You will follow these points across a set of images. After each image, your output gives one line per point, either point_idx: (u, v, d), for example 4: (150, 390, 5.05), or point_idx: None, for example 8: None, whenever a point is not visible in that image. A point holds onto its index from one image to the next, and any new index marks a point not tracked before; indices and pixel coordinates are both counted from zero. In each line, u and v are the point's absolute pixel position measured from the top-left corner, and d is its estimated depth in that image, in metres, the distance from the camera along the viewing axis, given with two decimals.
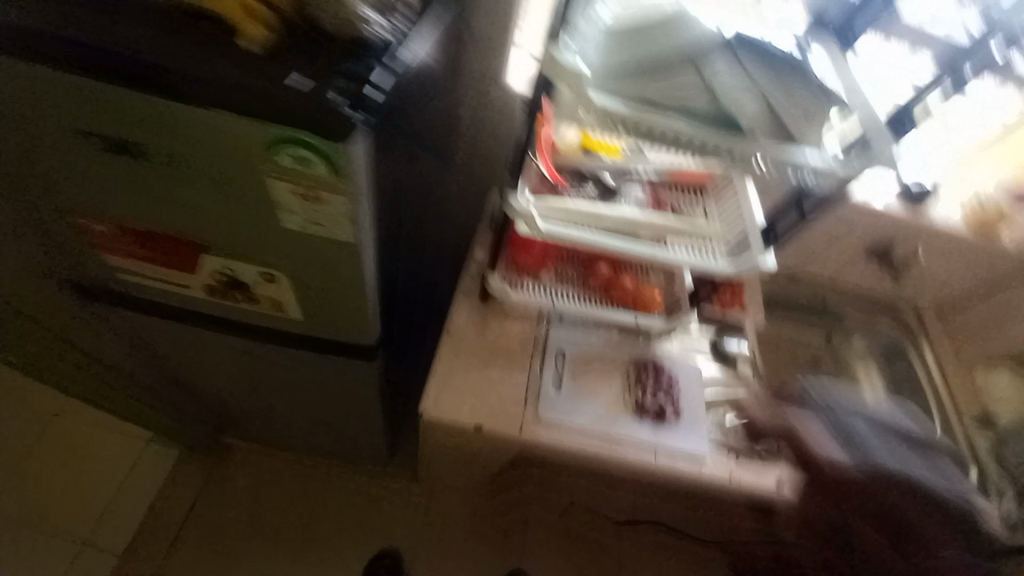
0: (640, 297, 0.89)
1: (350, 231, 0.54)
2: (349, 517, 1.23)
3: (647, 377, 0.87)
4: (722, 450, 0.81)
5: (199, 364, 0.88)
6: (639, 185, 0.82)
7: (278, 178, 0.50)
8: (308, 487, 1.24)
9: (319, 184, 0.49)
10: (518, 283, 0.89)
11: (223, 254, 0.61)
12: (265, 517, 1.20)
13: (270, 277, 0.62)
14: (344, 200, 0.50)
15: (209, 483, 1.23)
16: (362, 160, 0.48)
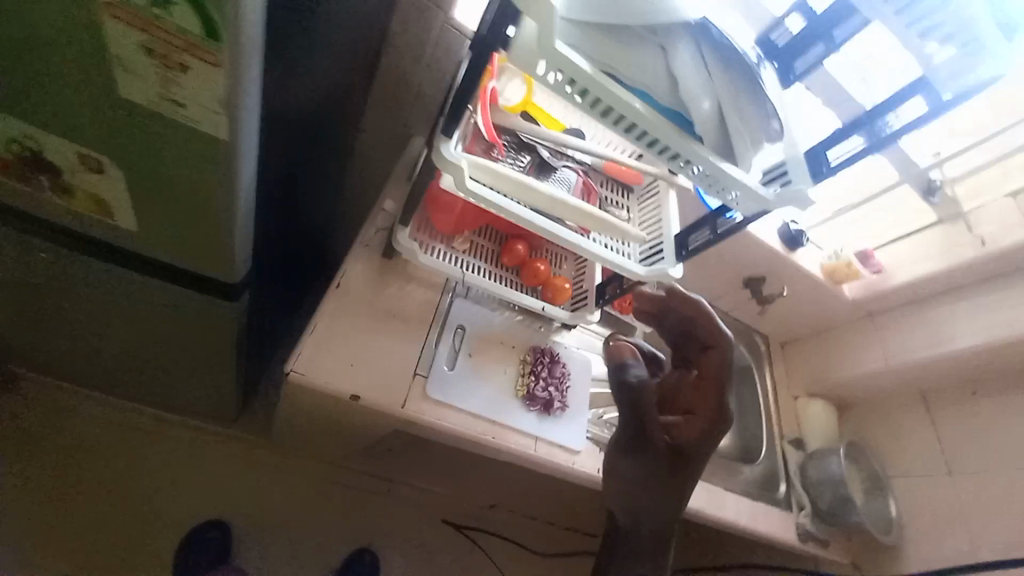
0: (551, 284, 0.87)
1: (220, 127, 0.40)
2: (172, 479, 1.02)
3: (541, 366, 0.85)
4: (595, 445, 0.84)
5: None
6: (572, 170, 0.79)
7: (107, 21, 0.34)
8: (121, 442, 1.01)
9: (178, 40, 0.34)
10: (428, 246, 0.81)
11: (13, 113, 0.42)
12: (51, 482, 0.94)
13: (97, 164, 0.46)
14: (219, 77, 0.37)
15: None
16: (256, 40, 0.36)
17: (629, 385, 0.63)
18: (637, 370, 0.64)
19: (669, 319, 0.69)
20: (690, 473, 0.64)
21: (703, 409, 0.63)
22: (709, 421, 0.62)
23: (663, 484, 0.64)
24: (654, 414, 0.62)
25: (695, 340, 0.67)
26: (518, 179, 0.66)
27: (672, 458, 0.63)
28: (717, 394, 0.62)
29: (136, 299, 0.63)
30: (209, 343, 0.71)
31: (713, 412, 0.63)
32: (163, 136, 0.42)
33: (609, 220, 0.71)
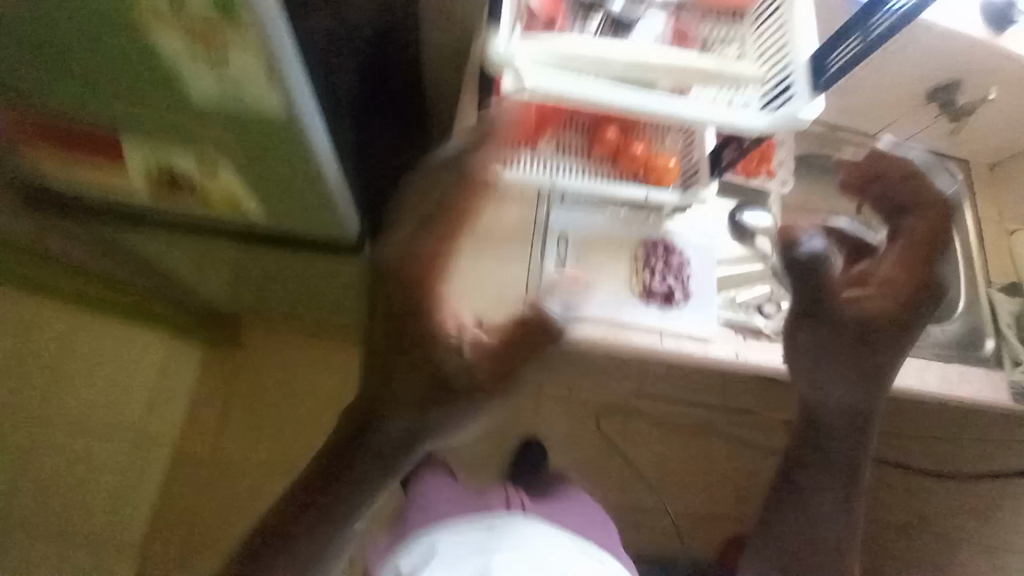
0: (650, 161, 0.78)
1: (275, 101, 0.40)
2: None
3: (656, 258, 0.81)
4: (730, 329, 0.80)
5: (203, 270, 0.84)
6: (659, 18, 0.64)
7: (161, 31, 0.35)
8: (340, 373, 1.26)
9: (208, 33, 0.34)
10: (510, 158, 0.78)
11: (148, 143, 0.47)
12: (309, 411, 1.24)
13: (209, 167, 0.49)
14: (254, 51, 0.36)
15: (250, 373, 1.26)
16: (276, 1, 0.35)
17: (800, 264, 0.54)
18: (817, 243, 0.54)
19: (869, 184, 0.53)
20: (881, 347, 0.53)
21: (891, 278, 0.50)
22: (893, 292, 0.50)
23: (842, 360, 0.55)
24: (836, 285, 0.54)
25: (890, 204, 0.52)
26: (589, 54, 0.56)
27: (845, 326, 0.53)
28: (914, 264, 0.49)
29: (311, 270, 0.75)
30: (355, 291, 0.83)
31: (909, 279, 0.49)
32: (242, 126, 0.43)
33: (716, 70, 0.57)
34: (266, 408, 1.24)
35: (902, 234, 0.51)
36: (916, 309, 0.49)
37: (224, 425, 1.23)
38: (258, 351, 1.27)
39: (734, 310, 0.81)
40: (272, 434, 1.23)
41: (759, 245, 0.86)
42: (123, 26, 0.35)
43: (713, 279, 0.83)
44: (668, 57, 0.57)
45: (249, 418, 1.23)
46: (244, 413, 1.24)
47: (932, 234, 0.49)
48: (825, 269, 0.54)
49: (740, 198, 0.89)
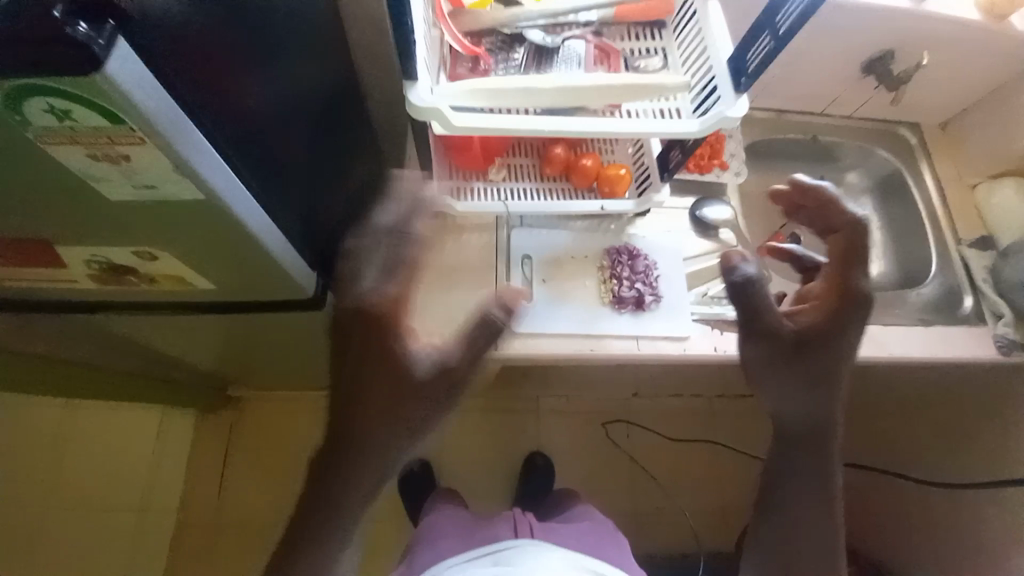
0: (603, 173, 0.79)
1: (192, 190, 0.41)
2: None
3: (622, 265, 0.80)
4: (708, 325, 0.79)
5: (180, 341, 0.86)
6: (580, 40, 0.64)
7: (63, 148, 0.36)
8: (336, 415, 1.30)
9: (109, 140, 0.35)
10: (463, 190, 0.79)
11: (81, 244, 0.47)
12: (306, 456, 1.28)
13: (144, 256, 0.49)
14: (157, 150, 0.36)
15: (248, 428, 1.29)
16: (169, 101, 0.36)
17: (737, 284, 0.58)
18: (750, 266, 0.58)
19: (801, 214, 0.67)
20: (825, 352, 0.58)
21: (826, 289, 0.60)
22: (830, 303, 0.59)
23: (792, 371, 0.57)
24: (771, 305, 0.58)
25: (818, 227, 0.66)
26: (514, 87, 0.56)
27: (794, 338, 0.58)
28: (842, 276, 0.60)
29: (280, 330, 0.76)
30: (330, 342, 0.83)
31: (839, 286, 0.60)
32: (167, 217, 0.44)
33: (637, 84, 0.58)
34: (267, 459, 1.28)
35: (837, 245, 0.62)
36: (853, 313, 0.59)
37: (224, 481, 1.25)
38: (253, 406, 1.31)
39: (709, 305, 0.81)
40: (272, 482, 1.25)
41: (722, 237, 0.87)
42: (21, 145, 0.35)
43: (682, 279, 0.82)
44: (593, 79, 0.58)
45: (250, 474, 1.26)
46: (245, 467, 1.26)
47: (853, 248, 0.61)
48: (761, 290, 0.58)
49: (700, 193, 0.89)
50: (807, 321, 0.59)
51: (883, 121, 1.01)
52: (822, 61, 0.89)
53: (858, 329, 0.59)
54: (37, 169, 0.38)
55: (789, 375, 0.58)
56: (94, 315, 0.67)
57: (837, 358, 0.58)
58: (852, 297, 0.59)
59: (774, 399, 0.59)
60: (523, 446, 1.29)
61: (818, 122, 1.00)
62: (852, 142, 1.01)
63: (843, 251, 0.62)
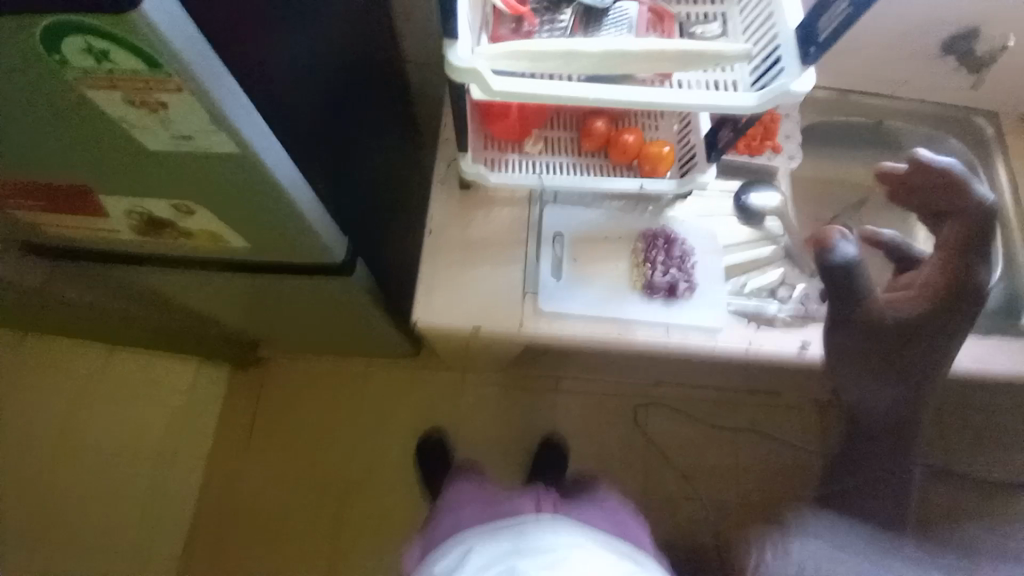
0: (644, 151, 0.75)
1: (226, 142, 0.40)
2: (401, 401, 1.32)
3: (656, 250, 0.77)
4: (744, 318, 0.76)
5: (212, 299, 0.88)
6: (632, 2, 0.60)
7: (102, 92, 0.35)
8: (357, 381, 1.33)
9: (144, 85, 0.34)
10: (496, 162, 0.76)
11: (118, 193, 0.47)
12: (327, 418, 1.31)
13: (179, 209, 0.49)
14: (193, 98, 0.36)
15: (274, 387, 1.34)
16: (204, 47, 0.34)
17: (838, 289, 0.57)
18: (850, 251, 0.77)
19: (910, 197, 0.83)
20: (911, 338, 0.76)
21: (926, 286, 0.77)
22: None
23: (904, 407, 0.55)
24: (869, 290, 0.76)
25: None
26: (560, 49, 0.53)
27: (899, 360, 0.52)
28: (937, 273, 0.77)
29: (307, 295, 0.76)
30: (355, 311, 0.83)
31: None
32: (201, 170, 0.43)
33: (691, 51, 0.54)
34: (290, 419, 1.32)
35: None
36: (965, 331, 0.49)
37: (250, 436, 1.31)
38: (279, 366, 1.35)
39: (746, 299, 0.77)
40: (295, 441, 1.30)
41: (767, 226, 0.83)
42: (53, 83, 0.35)
43: (719, 269, 0.78)
44: (647, 44, 0.54)
45: (274, 433, 1.31)
46: (270, 424, 1.31)
47: None
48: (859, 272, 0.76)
49: (746, 179, 0.85)
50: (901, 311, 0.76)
51: (958, 107, 0.92)
52: (894, 36, 0.82)
53: (952, 327, 0.75)
54: (76, 114, 0.37)
55: (867, 352, 0.77)
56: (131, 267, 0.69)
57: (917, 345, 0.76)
58: (950, 294, 0.76)
59: (850, 375, 0.79)
60: (540, 424, 1.30)
61: (880, 107, 0.93)
62: (918, 131, 0.93)
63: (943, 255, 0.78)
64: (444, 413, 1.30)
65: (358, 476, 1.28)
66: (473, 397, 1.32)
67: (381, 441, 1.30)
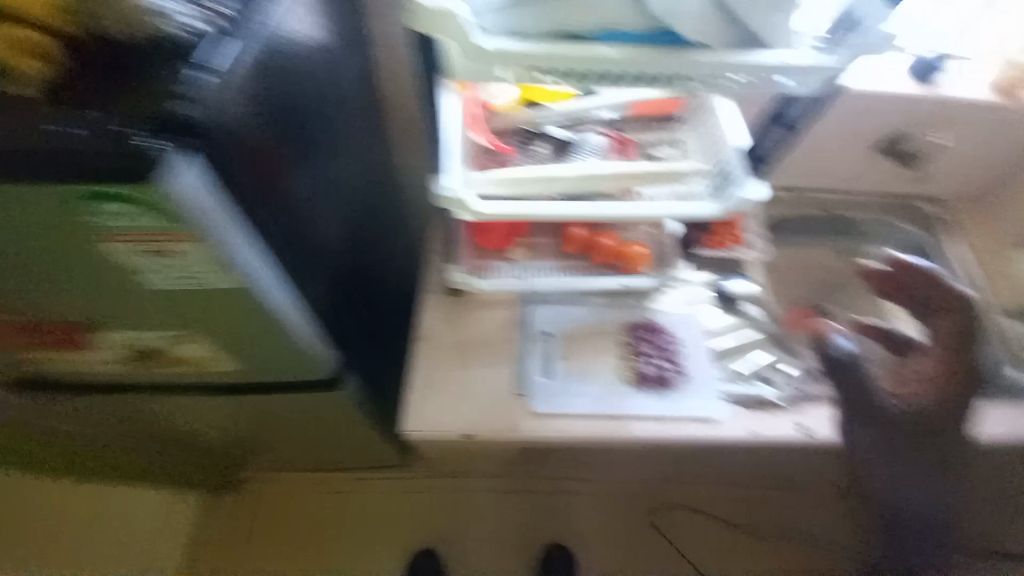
0: (624, 252, 0.80)
1: (227, 278, 0.48)
2: (393, 519, 1.22)
3: (643, 342, 0.79)
4: (738, 404, 0.75)
5: (197, 422, 0.84)
6: (597, 133, 0.69)
7: (132, 251, 0.44)
8: (343, 500, 1.24)
9: (162, 237, 0.42)
10: (485, 271, 0.80)
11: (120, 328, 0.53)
12: (309, 543, 1.21)
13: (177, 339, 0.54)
14: (202, 246, 0.44)
15: (252, 513, 1.23)
16: (219, 197, 0.42)
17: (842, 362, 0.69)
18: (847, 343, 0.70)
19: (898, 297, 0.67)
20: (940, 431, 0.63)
21: (936, 365, 0.63)
22: (933, 378, 0.63)
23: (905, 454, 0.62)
24: None
25: (923, 305, 0.65)
26: (535, 176, 0.60)
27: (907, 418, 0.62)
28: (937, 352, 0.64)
29: (295, 411, 0.74)
30: (346, 423, 0.81)
31: (955, 371, 0.61)
32: (199, 303, 0.50)
33: (652, 171, 0.62)
34: (268, 547, 1.21)
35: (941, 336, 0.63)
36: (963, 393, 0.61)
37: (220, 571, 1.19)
38: (259, 489, 1.25)
39: (740, 385, 0.77)
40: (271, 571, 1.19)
41: (748, 312, 0.86)
42: (80, 235, 0.42)
43: (709, 356, 0.80)
44: (613, 168, 0.61)
45: (248, 564, 1.20)
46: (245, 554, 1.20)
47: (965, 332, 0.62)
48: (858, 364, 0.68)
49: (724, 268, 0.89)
50: (914, 401, 0.63)
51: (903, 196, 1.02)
52: (837, 141, 0.92)
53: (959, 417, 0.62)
54: (84, 255, 0.45)
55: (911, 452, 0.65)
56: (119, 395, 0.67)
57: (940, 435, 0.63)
58: (959, 376, 0.62)
59: None
60: (546, 533, 1.21)
61: (835, 198, 1.02)
62: (872, 218, 1.02)
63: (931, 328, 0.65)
64: (440, 529, 1.20)
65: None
66: (472, 508, 1.23)
67: (371, 561, 1.19)
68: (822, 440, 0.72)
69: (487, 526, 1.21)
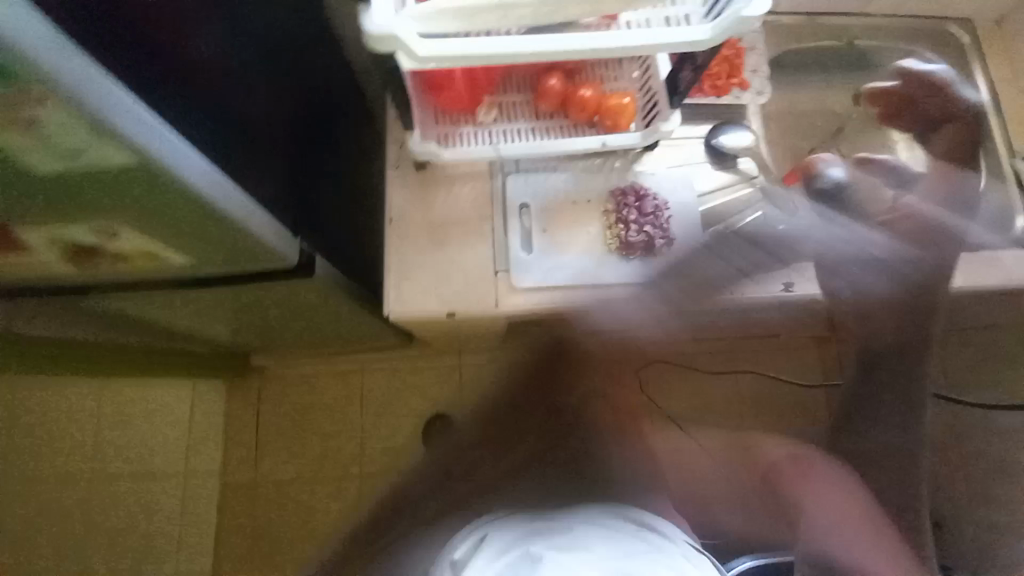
0: (603, 103, 0.71)
1: (122, 157, 0.36)
2: (401, 391, 1.32)
3: (627, 209, 0.74)
4: (725, 266, 0.73)
5: (184, 317, 0.84)
6: None
7: None
8: (352, 379, 1.32)
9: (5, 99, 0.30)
10: (449, 139, 0.73)
11: (29, 224, 0.43)
12: (333, 419, 1.31)
13: (103, 233, 0.45)
14: (67, 112, 0.31)
15: (274, 397, 1.32)
16: (57, 35, 0.29)
17: (826, 188, 0.78)
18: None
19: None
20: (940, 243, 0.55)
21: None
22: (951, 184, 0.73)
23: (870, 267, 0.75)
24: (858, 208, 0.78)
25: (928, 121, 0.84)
26: (489, 3, 0.49)
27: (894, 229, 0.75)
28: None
29: (273, 299, 0.73)
30: (328, 308, 0.81)
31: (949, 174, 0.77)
32: (104, 190, 0.39)
33: None
34: (298, 426, 1.31)
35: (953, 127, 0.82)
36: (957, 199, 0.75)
37: (257, 447, 1.30)
38: (273, 374, 1.33)
39: (727, 247, 0.74)
40: (303, 446, 1.30)
41: (740, 169, 0.79)
42: None
43: (696, 220, 0.75)
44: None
45: (279, 442, 1.30)
46: (278, 433, 1.31)
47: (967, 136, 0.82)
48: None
49: (716, 120, 0.80)
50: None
51: (931, 16, 0.88)
52: None
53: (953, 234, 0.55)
54: None
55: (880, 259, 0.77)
56: (73, 299, 0.62)
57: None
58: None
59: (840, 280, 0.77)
60: None
61: (852, 25, 0.87)
62: (894, 46, 0.88)
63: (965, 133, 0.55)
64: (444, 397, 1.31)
65: (374, 456, 1.29)
66: (472, 376, 1.32)
67: (387, 426, 1.31)
68: (801, 294, 0.71)
69: (488, 392, 1.31)
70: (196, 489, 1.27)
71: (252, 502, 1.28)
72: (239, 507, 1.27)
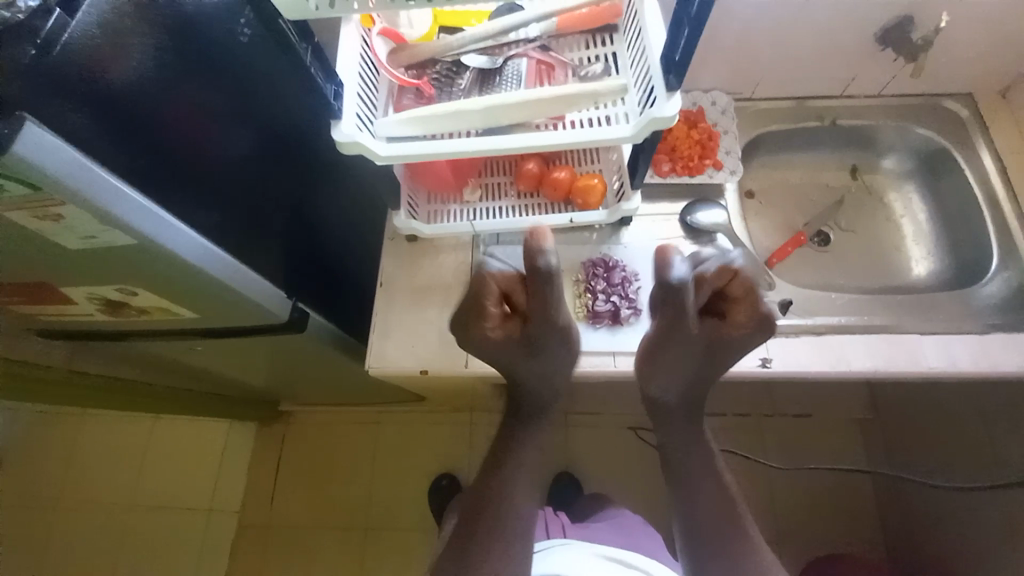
0: (572, 185, 0.78)
1: (126, 238, 0.47)
2: (414, 442, 1.37)
3: (597, 279, 0.77)
4: None
5: (209, 363, 0.96)
6: (523, 57, 0.65)
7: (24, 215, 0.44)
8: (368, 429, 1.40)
9: (45, 203, 0.42)
10: (436, 215, 0.82)
11: (74, 285, 0.56)
12: (347, 468, 1.37)
13: (125, 293, 0.57)
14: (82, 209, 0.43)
15: (296, 441, 1.41)
16: (76, 153, 0.42)
17: (669, 282, 0.64)
18: (682, 268, 0.64)
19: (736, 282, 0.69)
20: (727, 352, 0.69)
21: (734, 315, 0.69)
22: (744, 324, 0.68)
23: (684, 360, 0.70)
24: (686, 310, 0.66)
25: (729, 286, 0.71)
26: (442, 113, 0.58)
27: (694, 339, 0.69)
28: (753, 308, 0.68)
29: (277, 352, 0.82)
30: (328, 360, 0.90)
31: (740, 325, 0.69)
32: (118, 261, 0.50)
33: (567, 93, 0.57)
34: (314, 471, 1.38)
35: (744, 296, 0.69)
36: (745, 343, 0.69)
37: (274, 489, 1.38)
38: (298, 420, 1.43)
39: None
40: (316, 491, 1.36)
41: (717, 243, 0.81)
42: None
43: None
44: (523, 96, 0.58)
45: (295, 484, 1.38)
46: (296, 477, 1.38)
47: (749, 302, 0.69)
48: (683, 295, 0.65)
49: (691, 197, 0.84)
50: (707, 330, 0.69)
51: (922, 95, 0.88)
52: (817, 47, 0.81)
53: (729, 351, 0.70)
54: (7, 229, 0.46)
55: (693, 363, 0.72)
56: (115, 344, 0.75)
57: (714, 356, 0.71)
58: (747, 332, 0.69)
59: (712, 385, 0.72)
60: (549, 462, 1.28)
61: (836, 106, 0.90)
62: (887, 125, 0.89)
63: (754, 300, 0.69)
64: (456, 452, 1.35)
65: (377, 514, 1.33)
66: (484, 435, 1.35)
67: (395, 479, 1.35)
68: (778, 371, 0.70)
69: None
70: (218, 525, 1.36)
71: (263, 542, 1.33)
72: (250, 546, 1.33)
